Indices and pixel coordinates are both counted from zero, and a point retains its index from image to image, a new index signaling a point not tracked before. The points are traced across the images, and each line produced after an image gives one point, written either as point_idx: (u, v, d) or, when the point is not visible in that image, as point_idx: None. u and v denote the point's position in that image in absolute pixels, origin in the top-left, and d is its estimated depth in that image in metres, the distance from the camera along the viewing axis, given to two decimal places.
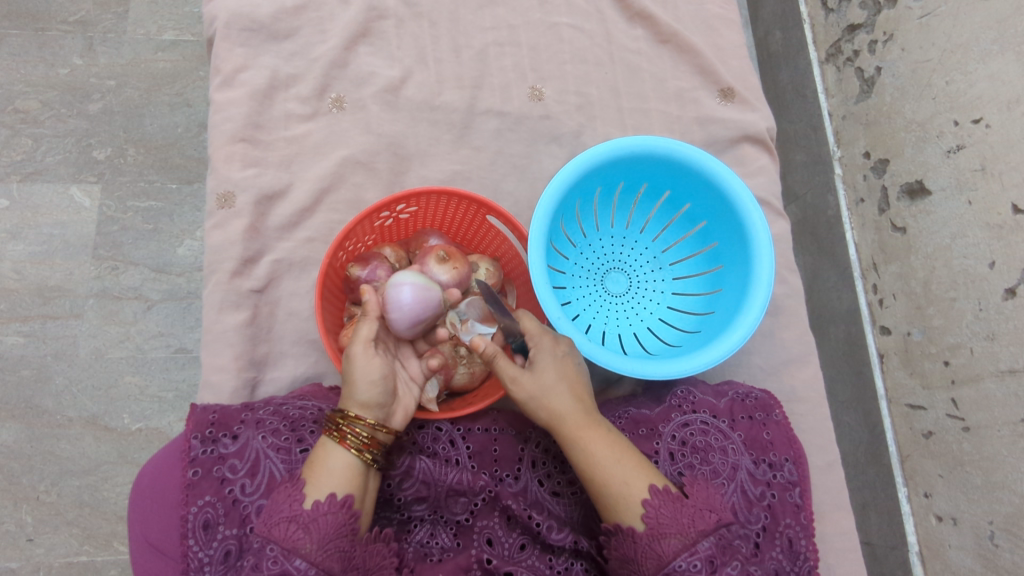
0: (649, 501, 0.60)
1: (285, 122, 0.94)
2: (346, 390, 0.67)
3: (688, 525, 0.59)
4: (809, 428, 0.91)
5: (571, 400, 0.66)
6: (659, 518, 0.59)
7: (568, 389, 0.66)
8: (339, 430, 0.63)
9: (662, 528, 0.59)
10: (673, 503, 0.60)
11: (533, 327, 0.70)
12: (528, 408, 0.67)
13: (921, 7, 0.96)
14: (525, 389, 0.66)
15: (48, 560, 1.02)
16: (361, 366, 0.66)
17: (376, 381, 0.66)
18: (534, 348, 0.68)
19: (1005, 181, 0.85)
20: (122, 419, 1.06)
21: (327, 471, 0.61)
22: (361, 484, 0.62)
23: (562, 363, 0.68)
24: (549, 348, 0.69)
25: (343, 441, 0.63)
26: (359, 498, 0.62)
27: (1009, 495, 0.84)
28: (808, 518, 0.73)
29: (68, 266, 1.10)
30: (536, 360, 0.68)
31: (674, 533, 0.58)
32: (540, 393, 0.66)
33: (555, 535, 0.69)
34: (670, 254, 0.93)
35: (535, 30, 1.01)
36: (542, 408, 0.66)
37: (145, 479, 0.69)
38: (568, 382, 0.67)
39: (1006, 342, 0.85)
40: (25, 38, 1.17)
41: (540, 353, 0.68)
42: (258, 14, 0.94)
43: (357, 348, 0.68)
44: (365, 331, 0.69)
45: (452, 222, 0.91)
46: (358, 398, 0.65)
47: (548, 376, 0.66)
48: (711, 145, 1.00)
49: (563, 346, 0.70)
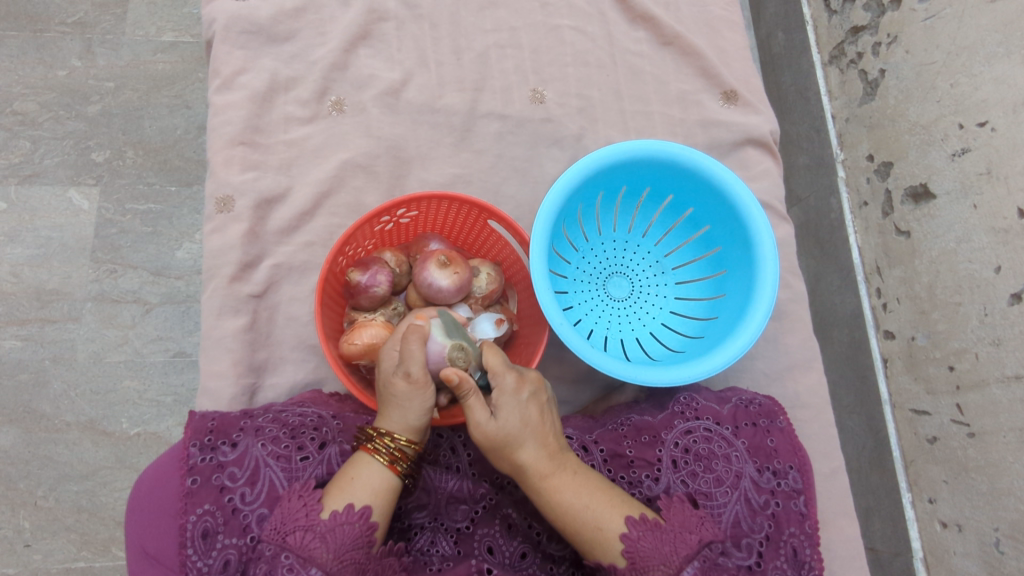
0: (628, 535, 0.61)
1: (284, 125, 0.93)
2: (393, 411, 0.64)
3: (671, 554, 0.60)
4: (813, 434, 0.90)
5: (536, 448, 0.63)
6: (640, 552, 0.60)
7: (533, 436, 0.63)
8: (380, 448, 0.62)
9: (645, 561, 0.60)
10: (652, 534, 0.61)
11: (496, 365, 0.63)
12: (492, 454, 0.63)
13: (926, 9, 0.95)
14: (489, 438, 0.62)
15: (46, 566, 1.01)
16: (419, 393, 0.63)
17: (429, 406, 0.64)
18: (496, 390, 0.63)
19: (1011, 185, 0.84)
20: (120, 424, 1.05)
21: (349, 480, 0.61)
22: (384, 494, 0.61)
23: (527, 407, 0.63)
24: (512, 391, 0.63)
25: (381, 459, 0.62)
26: (380, 509, 0.61)
27: (1014, 502, 0.83)
28: (813, 526, 0.72)
29: (66, 269, 1.09)
30: (499, 404, 0.62)
31: (658, 565, 0.59)
32: (503, 443, 0.62)
33: (553, 546, 0.70)
34: (673, 258, 0.92)
35: (537, 31, 1.01)
36: (505, 454, 0.63)
37: (142, 488, 0.68)
38: (534, 428, 0.63)
39: (1012, 348, 0.84)
40: (23, 39, 1.16)
41: (503, 397, 0.62)
42: (257, 16, 0.94)
43: (413, 374, 0.62)
44: (419, 356, 0.62)
45: (453, 225, 0.90)
46: (412, 425, 0.63)
47: (511, 424, 0.62)
48: (714, 148, 0.99)
49: (528, 385, 0.64)
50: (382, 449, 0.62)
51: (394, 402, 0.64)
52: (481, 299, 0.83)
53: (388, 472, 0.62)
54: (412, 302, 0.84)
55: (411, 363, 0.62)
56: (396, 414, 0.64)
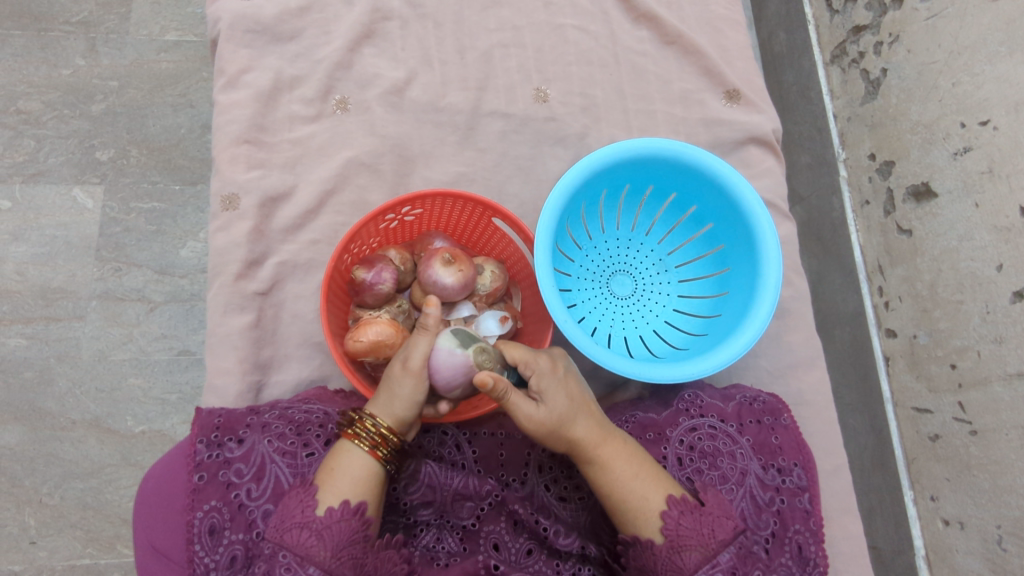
0: (669, 513, 0.62)
1: (289, 124, 0.93)
2: (383, 397, 0.64)
3: (708, 536, 0.61)
4: (815, 432, 0.91)
5: (587, 420, 0.64)
6: (679, 530, 0.61)
7: (580, 410, 0.64)
8: (360, 434, 0.63)
9: (683, 541, 0.61)
10: (692, 514, 0.62)
11: (524, 356, 0.64)
12: (550, 441, 0.64)
13: (928, 8, 0.96)
14: (543, 425, 0.63)
15: (51, 563, 1.01)
16: (411, 382, 0.63)
17: (416, 399, 0.64)
18: (534, 376, 0.64)
19: (1013, 184, 0.84)
20: (125, 421, 1.05)
21: (334, 473, 0.61)
22: (374, 486, 0.62)
23: (568, 384, 0.65)
24: (548, 373, 0.64)
25: (363, 444, 0.62)
26: (372, 504, 0.61)
27: (1016, 499, 0.84)
28: (818, 523, 0.72)
29: (71, 267, 1.10)
30: (543, 388, 0.63)
31: (695, 546, 0.60)
32: (558, 424, 0.63)
33: (562, 540, 0.70)
34: (676, 256, 0.93)
35: (540, 31, 1.01)
36: (561, 435, 0.64)
37: (150, 484, 0.69)
38: (578, 403, 0.65)
39: (1014, 346, 0.85)
40: (27, 39, 1.17)
41: (545, 380, 0.64)
42: (261, 15, 0.94)
43: (413, 364, 0.63)
44: (421, 350, 0.64)
45: (457, 223, 0.90)
46: (396, 414, 0.64)
47: (559, 403, 0.63)
48: (717, 147, 1.00)
49: (561, 366, 0.66)
50: (363, 433, 0.63)
51: (386, 387, 0.64)
52: (485, 297, 0.83)
53: (370, 459, 0.62)
54: (417, 299, 0.84)
55: (415, 350, 0.64)
56: (384, 399, 0.64)
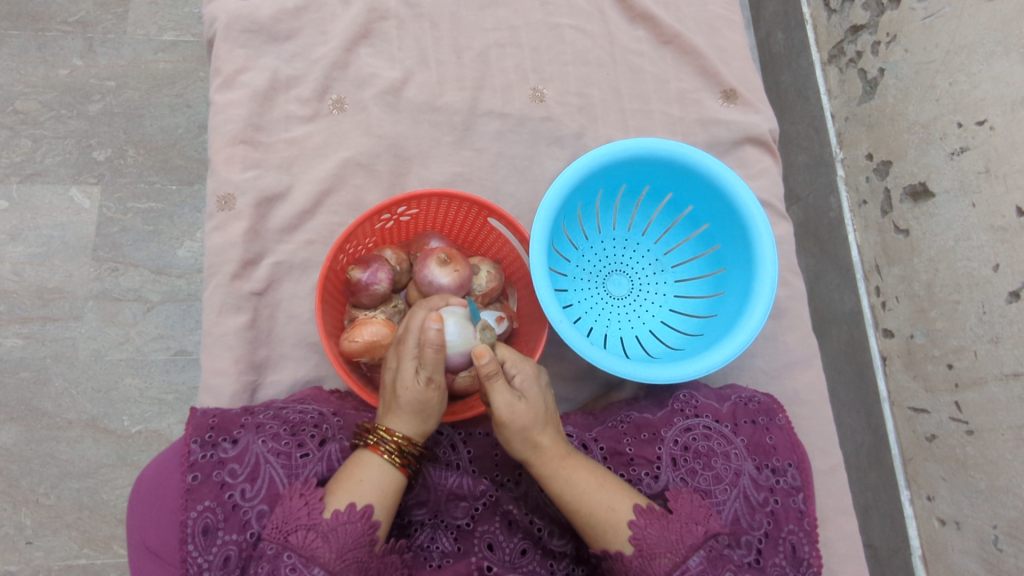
0: (635, 522, 0.61)
1: (285, 124, 0.93)
2: (411, 419, 0.64)
3: (677, 542, 0.60)
4: (811, 431, 0.91)
5: (553, 432, 0.65)
6: (647, 539, 0.60)
7: (549, 420, 0.65)
8: (379, 442, 0.63)
9: (652, 549, 0.60)
10: (659, 522, 0.62)
11: (511, 356, 0.64)
12: (514, 440, 0.63)
13: (925, 8, 0.96)
14: (520, 421, 0.62)
15: (47, 563, 1.01)
16: (438, 396, 0.64)
17: (442, 409, 0.66)
18: (520, 376, 0.64)
19: (1009, 184, 0.84)
20: (122, 421, 1.05)
21: (358, 481, 0.61)
22: (388, 493, 0.62)
23: (546, 393, 0.66)
24: (532, 377, 0.64)
25: (391, 460, 0.62)
26: (382, 509, 0.61)
27: (1013, 499, 0.84)
28: (812, 524, 0.72)
29: (67, 268, 1.10)
30: (524, 388, 0.63)
31: (664, 553, 0.60)
32: (527, 426, 0.62)
33: (555, 541, 0.71)
34: (672, 257, 0.93)
35: (537, 31, 1.01)
36: (524, 440, 0.63)
37: (144, 483, 0.69)
38: (542, 415, 0.64)
39: (1010, 345, 0.85)
40: (24, 39, 1.17)
41: (528, 383, 0.64)
42: (258, 15, 0.94)
43: (434, 381, 0.62)
44: (439, 371, 0.62)
45: (453, 223, 0.90)
46: (428, 428, 0.65)
47: (539, 405, 0.64)
48: (713, 147, 1.00)
49: (542, 376, 0.66)
50: (382, 442, 0.63)
51: (414, 410, 0.63)
52: (481, 297, 0.83)
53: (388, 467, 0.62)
54: (412, 299, 0.84)
55: (433, 369, 0.62)
56: (411, 419, 0.64)
